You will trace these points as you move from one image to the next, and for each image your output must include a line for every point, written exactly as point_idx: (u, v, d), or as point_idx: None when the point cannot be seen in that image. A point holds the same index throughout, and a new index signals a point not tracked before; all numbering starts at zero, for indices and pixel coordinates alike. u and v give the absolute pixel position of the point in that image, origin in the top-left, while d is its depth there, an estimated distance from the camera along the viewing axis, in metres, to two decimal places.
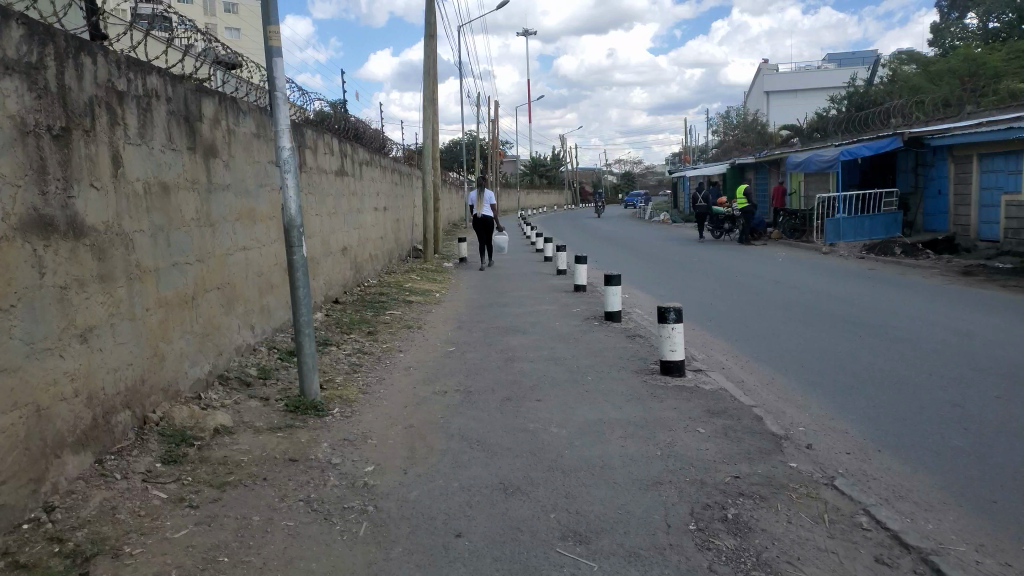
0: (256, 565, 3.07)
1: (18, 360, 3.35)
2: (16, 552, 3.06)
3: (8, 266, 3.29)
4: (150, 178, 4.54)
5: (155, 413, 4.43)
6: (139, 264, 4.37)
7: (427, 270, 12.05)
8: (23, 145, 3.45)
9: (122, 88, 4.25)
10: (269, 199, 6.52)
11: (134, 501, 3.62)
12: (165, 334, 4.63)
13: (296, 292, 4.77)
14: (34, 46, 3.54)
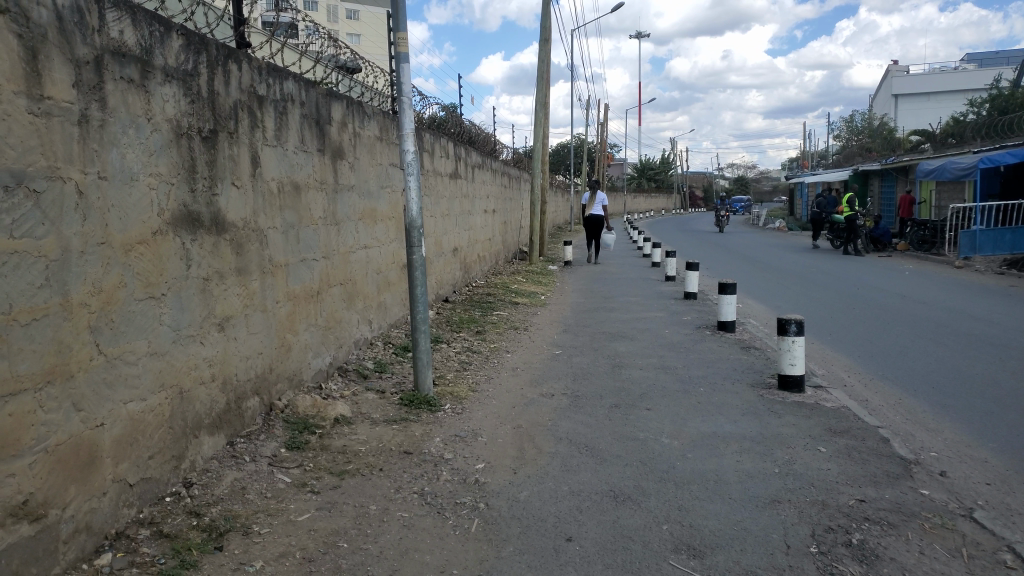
0: (372, 552, 3.20)
1: (167, 345, 3.64)
2: (160, 523, 3.38)
3: (161, 259, 3.61)
4: (284, 178, 4.79)
5: (280, 401, 4.68)
6: (272, 260, 4.63)
7: (535, 270, 12.65)
8: (178, 146, 3.75)
9: (262, 93, 4.52)
10: (390, 200, 6.75)
11: (261, 482, 3.85)
12: (293, 325, 4.89)
13: (413, 290, 4.92)
14: (190, 55, 3.84)
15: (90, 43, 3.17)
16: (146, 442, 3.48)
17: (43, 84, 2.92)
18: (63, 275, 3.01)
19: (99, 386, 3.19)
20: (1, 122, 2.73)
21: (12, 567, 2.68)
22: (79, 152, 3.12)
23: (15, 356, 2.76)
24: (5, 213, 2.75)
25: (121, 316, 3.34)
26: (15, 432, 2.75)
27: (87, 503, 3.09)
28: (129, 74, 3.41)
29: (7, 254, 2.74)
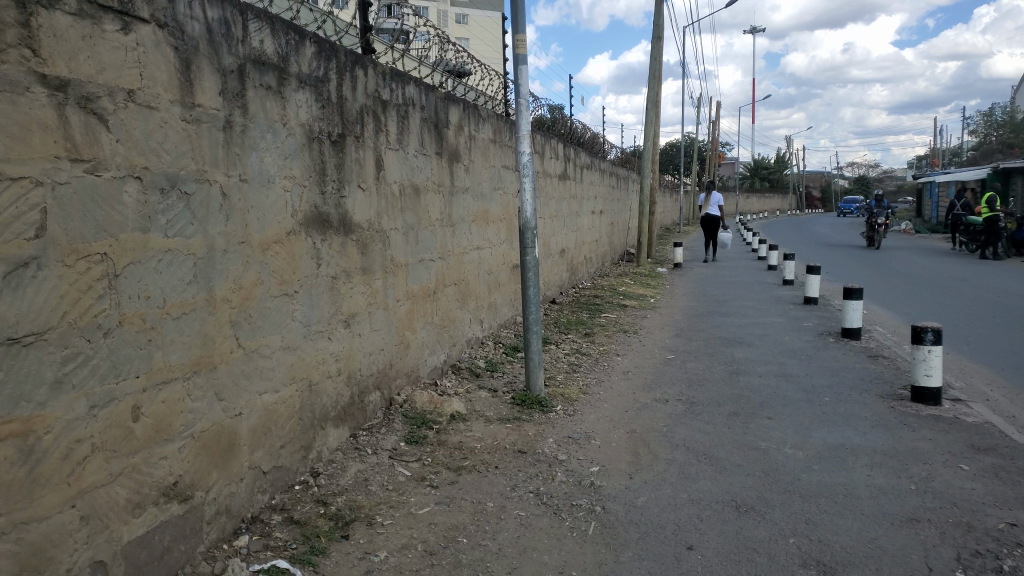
0: (491, 549, 3.25)
1: (297, 340, 3.83)
2: (291, 509, 3.58)
3: (294, 257, 3.81)
4: (405, 181, 4.93)
5: (399, 396, 4.82)
6: (393, 260, 4.78)
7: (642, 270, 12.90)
8: (310, 150, 3.92)
9: (386, 98, 4.66)
10: (502, 201, 6.83)
11: (383, 474, 3.97)
12: (411, 323, 5.02)
13: (526, 291, 4.95)
14: (321, 62, 4.01)
15: (234, 53, 3.38)
16: (279, 432, 3.68)
17: (194, 92, 3.15)
18: (209, 272, 3.25)
19: (238, 377, 3.42)
20: (158, 130, 2.98)
21: (164, 543, 3.00)
22: (224, 156, 3.34)
23: (168, 346, 3.04)
24: (161, 214, 3.00)
25: (258, 312, 3.57)
26: (166, 418, 3.04)
27: (226, 487, 3.34)
28: (267, 81, 3.60)
29: (162, 252, 3.01)
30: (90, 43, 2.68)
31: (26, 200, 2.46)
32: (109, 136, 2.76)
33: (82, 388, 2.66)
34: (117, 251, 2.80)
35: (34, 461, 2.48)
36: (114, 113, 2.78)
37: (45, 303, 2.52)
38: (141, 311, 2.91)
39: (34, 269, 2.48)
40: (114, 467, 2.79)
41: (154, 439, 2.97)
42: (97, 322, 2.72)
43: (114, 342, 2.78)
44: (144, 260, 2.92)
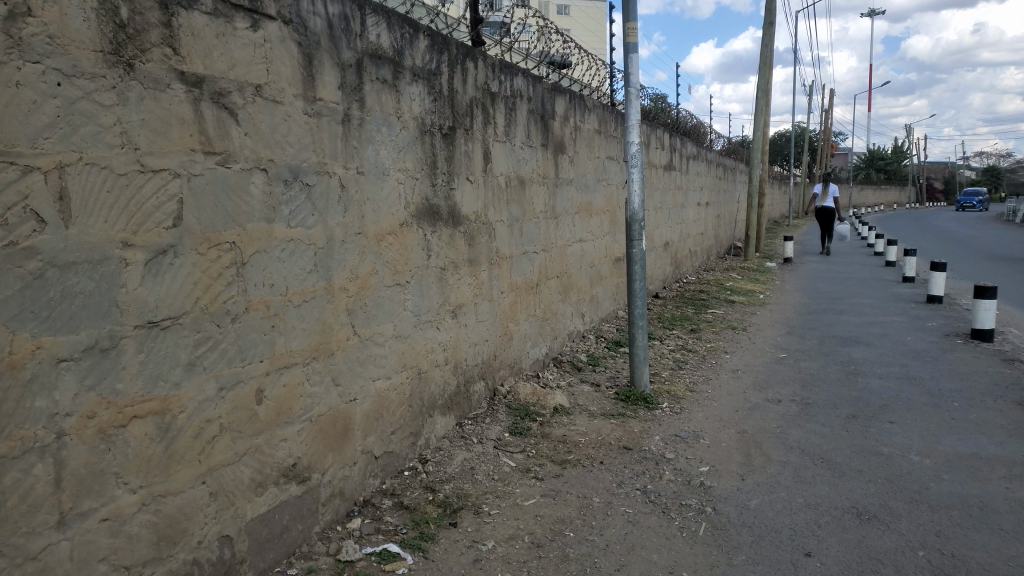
0: (598, 545, 3.23)
1: (408, 328, 3.92)
2: (401, 495, 3.68)
3: (406, 248, 3.90)
4: (512, 173, 4.94)
5: (503, 386, 4.85)
6: (499, 252, 4.80)
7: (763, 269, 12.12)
8: (422, 143, 3.99)
9: (495, 90, 4.68)
10: (606, 193, 6.75)
11: (489, 464, 4.01)
12: (515, 315, 5.04)
13: (632, 284, 4.86)
14: (434, 55, 4.06)
15: (353, 47, 3.47)
16: (390, 418, 3.79)
17: (315, 87, 3.27)
18: (327, 261, 3.39)
19: (353, 364, 3.55)
20: (282, 123, 3.13)
21: (284, 522, 3.16)
22: (342, 149, 3.45)
23: (289, 332, 3.20)
24: (284, 205, 3.16)
25: (373, 301, 3.69)
26: (287, 402, 3.20)
27: (340, 471, 3.47)
28: (383, 75, 3.68)
29: (285, 242, 3.17)
30: (223, 41, 2.85)
31: (166, 192, 2.67)
32: (239, 130, 2.93)
33: (212, 371, 2.85)
34: (245, 240, 2.98)
35: (170, 438, 2.71)
36: (243, 108, 2.95)
37: (180, 289, 2.72)
38: (265, 298, 3.08)
39: (172, 257, 2.69)
40: (240, 447, 2.98)
41: (276, 421, 3.14)
42: (226, 307, 2.91)
43: (241, 327, 2.97)
44: (268, 249, 3.09)
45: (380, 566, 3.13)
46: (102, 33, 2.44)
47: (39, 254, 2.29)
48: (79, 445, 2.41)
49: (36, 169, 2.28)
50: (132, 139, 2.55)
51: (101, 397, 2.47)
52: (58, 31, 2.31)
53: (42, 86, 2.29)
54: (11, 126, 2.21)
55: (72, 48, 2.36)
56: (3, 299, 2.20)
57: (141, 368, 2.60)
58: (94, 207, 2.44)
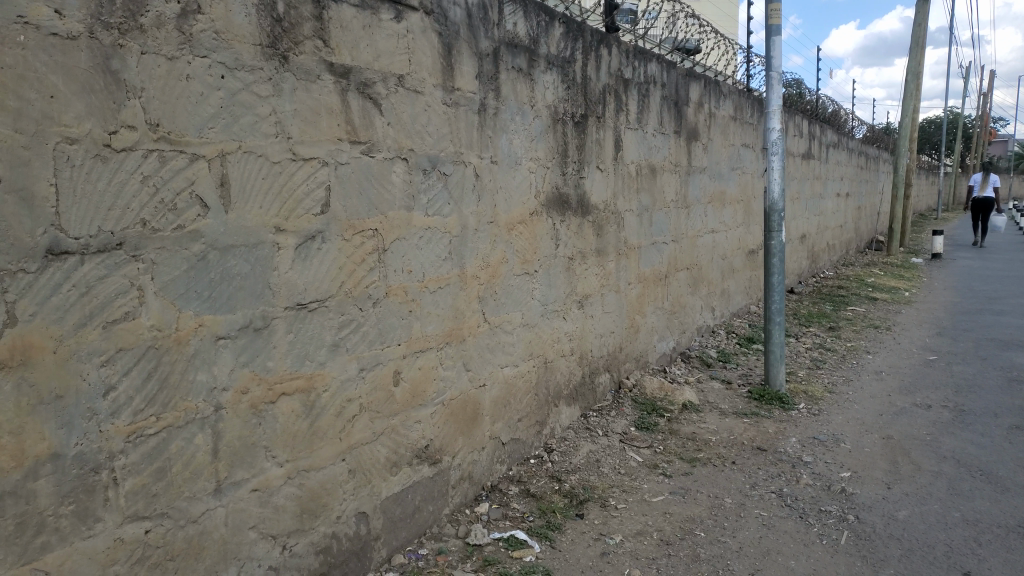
0: (731, 546, 3.12)
1: (536, 318, 3.93)
2: (528, 482, 3.70)
3: (536, 238, 3.90)
4: (643, 161, 4.84)
5: (629, 379, 4.78)
6: (627, 242, 4.72)
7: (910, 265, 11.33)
8: (554, 131, 3.97)
9: (629, 77, 4.59)
10: (739, 182, 6.50)
11: (615, 458, 3.97)
12: (642, 307, 4.94)
13: (769, 278, 4.69)
14: (569, 43, 4.03)
15: (490, 36, 3.49)
16: (517, 406, 3.82)
17: (454, 76, 3.32)
18: (461, 249, 3.45)
19: (483, 350, 3.60)
20: (423, 113, 3.19)
21: (416, 502, 3.25)
22: (478, 138, 3.49)
23: (425, 318, 3.28)
24: (422, 192, 3.23)
25: (503, 289, 3.71)
26: (421, 384, 3.28)
27: (470, 455, 3.53)
28: (519, 64, 3.68)
29: (423, 230, 3.24)
30: (368, 33, 2.94)
31: (315, 179, 2.79)
32: (382, 120, 3.02)
33: (354, 352, 2.97)
34: (385, 228, 3.08)
35: (314, 416, 2.84)
36: (387, 98, 3.03)
37: (327, 273, 2.85)
38: (404, 284, 3.17)
39: (319, 242, 2.82)
40: (378, 426, 3.08)
41: (411, 404, 3.22)
42: (368, 292, 3.02)
43: (381, 311, 3.07)
44: (407, 236, 3.18)
45: (507, 552, 3.16)
46: (261, 27, 2.57)
47: (203, 237, 2.45)
48: (234, 418, 2.57)
49: (202, 157, 2.44)
50: (286, 128, 2.68)
51: (254, 373, 2.62)
52: (223, 26, 2.46)
53: (208, 78, 2.44)
54: (181, 117, 2.37)
55: (235, 42, 2.50)
56: (171, 279, 2.37)
57: (290, 347, 2.74)
58: (251, 194, 2.58)
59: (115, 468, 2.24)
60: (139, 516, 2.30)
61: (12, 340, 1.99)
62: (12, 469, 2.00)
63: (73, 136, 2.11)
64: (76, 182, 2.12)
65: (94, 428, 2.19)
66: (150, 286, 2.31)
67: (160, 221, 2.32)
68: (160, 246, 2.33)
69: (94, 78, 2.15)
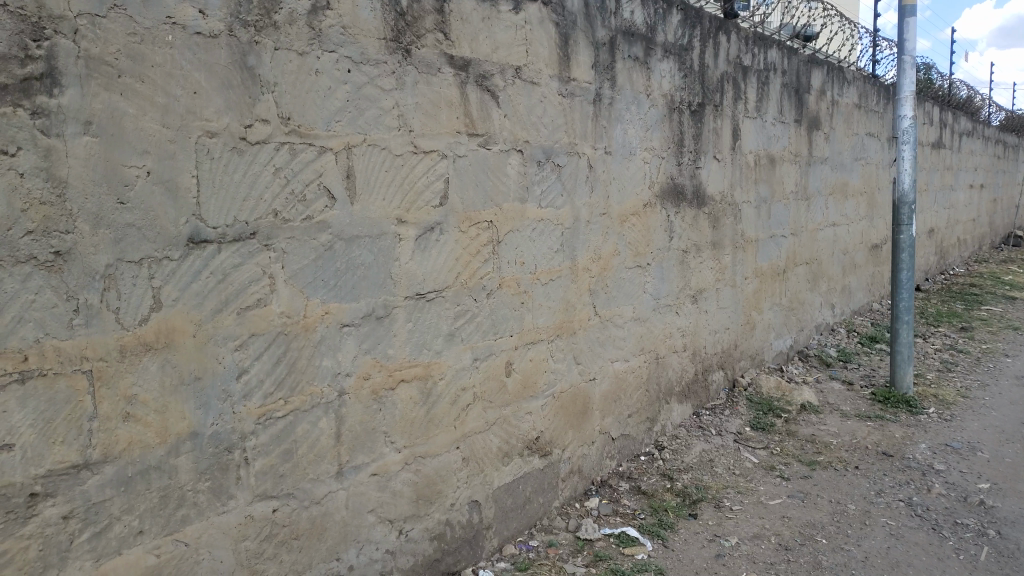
0: (856, 555, 2.97)
1: (648, 312, 3.85)
2: (638, 479, 3.64)
3: (649, 230, 3.82)
4: (762, 150, 4.66)
5: (743, 377, 4.62)
6: (744, 234, 4.56)
7: None
8: (670, 120, 3.87)
9: (748, 64, 4.43)
10: (863, 173, 6.17)
11: (729, 458, 3.86)
12: (758, 303, 4.77)
13: (897, 274, 4.50)
14: (686, 30, 3.92)
15: (607, 25, 3.44)
16: (627, 401, 3.76)
17: (570, 67, 3.29)
18: (574, 241, 3.42)
19: (595, 344, 3.56)
20: (539, 104, 3.18)
21: (526, 493, 3.25)
22: (592, 128, 3.45)
23: (537, 310, 3.27)
24: (537, 184, 3.22)
25: (615, 281, 3.65)
26: (533, 376, 3.27)
27: (580, 448, 3.51)
28: (635, 52, 3.61)
29: (536, 222, 3.23)
30: (487, 24, 2.95)
31: (434, 171, 2.83)
32: (499, 111, 3.03)
33: (468, 342, 2.99)
34: (500, 219, 3.09)
35: (431, 403, 2.88)
36: (504, 89, 3.04)
37: (444, 264, 2.89)
38: (517, 276, 3.17)
39: (438, 234, 2.86)
40: (490, 416, 3.10)
41: (522, 395, 3.23)
42: (482, 283, 3.03)
43: (494, 302, 3.09)
44: (521, 228, 3.17)
45: (618, 548, 3.12)
46: (386, 22, 2.62)
47: (330, 228, 2.52)
48: (356, 404, 2.64)
49: (329, 150, 2.51)
50: (407, 121, 2.73)
51: (376, 360, 2.69)
52: (350, 21, 2.52)
53: (336, 73, 2.50)
54: (310, 111, 2.45)
55: (361, 37, 2.56)
56: (300, 267, 2.45)
57: (409, 336, 2.79)
58: (375, 185, 2.64)
59: (247, 449, 2.34)
60: (267, 495, 2.40)
61: (158, 323, 2.10)
62: (156, 445, 2.12)
63: (213, 130, 2.20)
64: (215, 174, 2.22)
65: (229, 409, 2.29)
66: (280, 275, 2.40)
67: (290, 212, 2.41)
68: (290, 236, 2.41)
69: (232, 74, 2.24)
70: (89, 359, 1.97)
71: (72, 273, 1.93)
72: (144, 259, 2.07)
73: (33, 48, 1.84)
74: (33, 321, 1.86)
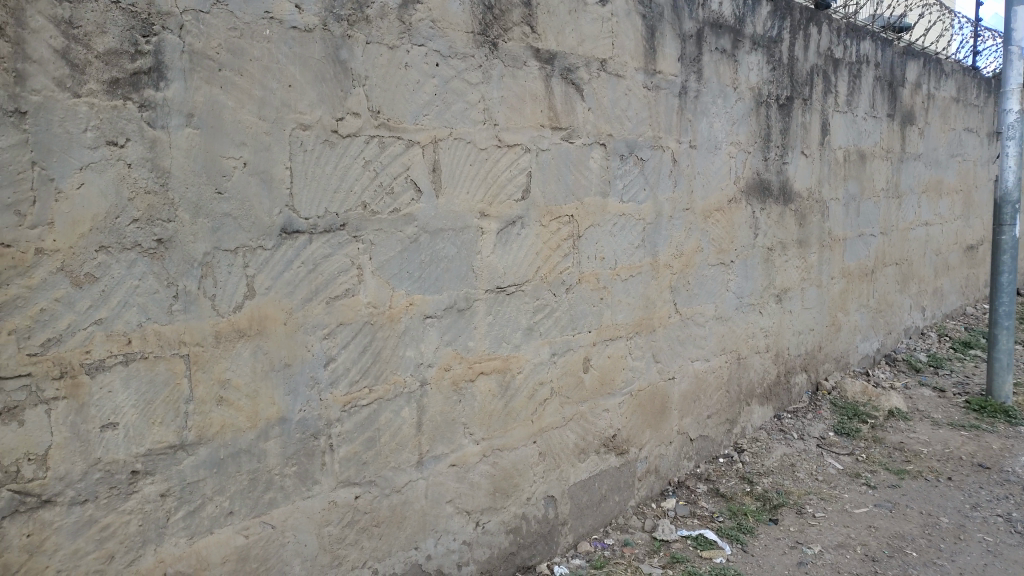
0: (950, 571, 2.86)
1: (730, 311, 3.77)
2: (716, 481, 3.57)
3: (733, 226, 3.73)
4: (852, 146, 4.49)
5: (827, 381, 4.49)
6: (831, 232, 4.41)
7: None
8: (757, 114, 3.77)
9: (839, 56, 4.27)
10: (959, 171, 5.89)
11: (812, 464, 3.76)
12: (844, 304, 4.61)
13: (997, 277, 4.31)
14: (776, 21, 3.81)
15: (694, 17, 3.37)
16: (707, 401, 3.69)
17: (656, 59, 3.23)
18: (655, 237, 3.36)
19: (674, 342, 3.50)
20: (624, 97, 3.14)
21: (602, 491, 3.22)
22: (677, 122, 3.38)
23: (616, 306, 3.23)
24: (619, 178, 3.18)
25: (697, 279, 3.58)
26: (611, 373, 3.24)
27: (657, 448, 3.46)
28: (722, 45, 3.53)
29: (617, 217, 3.19)
30: (574, 17, 2.92)
31: (517, 165, 2.82)
32: (583, 105, 3.00)
33: (547, 337, 2.98)
34: (581, 214, 3.06)
35: (509, 397, 2.88)
36: (589, 82, 3.01)
37: (525, 258, 2.88)
38: (596, 271, 3.14)
39: (519, 227, 2.85)
40: (568, 412, 3.08)
41: (600, 391, 3.20)
42: (562, 278, 3.02)
43: (574, 298, 3.06)
44: (602, 223, 3.14)
45: (696, 551, 3.07)
46: (474, 15, 2.62)
47: (415, 220, 2.54)
48: (437, 394, 2.66)
49: (416, 143, 2.52)
50: (493, 115, 2.73)
51: (456, 352, 2.70)
52: (439, 15, 2.53)
53: (425, 66, 2.52)
54: (399, 105, 2.47)
55: (449, 30, 2.57)
56: (387, 259, 2.48)
57: (488, 329, 2.79)
58: (460, 178, 2.65)
59: (332, 435, 2.38)
60: (350, 482, 2.44)
61: (251, 310, 2.16)
62: (247, 429, 2.18)
63: (306, 123, 2.25)
64: (307, 166, 2.26)
65: (316, 396, 2.34)
66: (367, 266, 2.43)
67: (379, 204, 2.44)
68: (378, 228, 2.44)
69: (325, 67, 2.28)
70: (187, 344, 2.03)
71: (172, 260, 2.00)
72: (239, 248, 2.13)
73: (143, 43, 1.90)
74: (136, 305, 1.94)
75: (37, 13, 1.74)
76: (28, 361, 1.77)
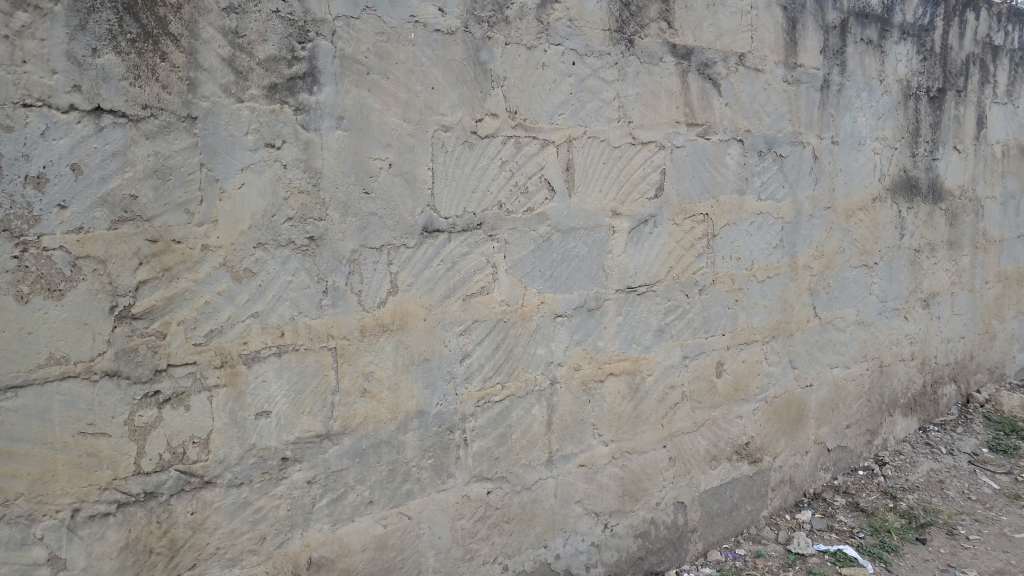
0: None
1: (873, 316, 3.57)
2: (856, 494, 3.40)
3: (877, 226, 3.53)
4: (1011, 140, 4.17)
5: (979, 393, 4.21)
6: (986, 233, 4.10)
7: None
8: (904, 108, 3.56)
9: (998, 43, 3.97)
10: None
11: (963, 482, 3.55)
12: (1000, 310, 4.28)
13: None
14: (928, 8, 3.58)
15: (839, 7, 3.22)
16: (847, 411, 3.51)
17: (797, 52, 3.10)
18: (793, 238, 3.23)
19: (813, 347, 3.35)
20: (762, 91, 3.03)
21: (733, 498, 3.13)
22: (818, 117, 3.24)
23: (751, 308, 3.12)
24: (756, 175, 3.08)
25: (837, 281, 3.41)
26: (745, 378, 3.14)
27: (792, 457, 3.32)
28: (869, 36, 3.35)
29: (754, 215, 3.09)
30: (712, 11, 2.85)
31: (651, 163, 2.78)
32: (720, 100, 2.92)
33: (678, 339, 2.92)
34: (717, 212, 2.98)
35: (639, 399, 2.84)
36: (726, 78, 2.92)
37: (658, 259, 2.84)
38: (731, 272, 3.05)
39: (651, 226, 2.81)
40: (699, 416, 3.01)
41: (733, 397, 3.10)
42: (695, 278, 2.94)
43: (707, 298, 2.99)
44: (737, 222, 3.04)
45: (835, 567, 2.95)
46: (611, 12, 2.60)
47: (550, 219, 2.55)
48: (568, 394, 2.65)
49: (553, 143, 2.53)
50: (628, 113, 2.70)
51: (586, 351, 2.69)
52: (577, 14, 2.53)
53: (562, 65, 2.52)
54: (536, 105, 2.48)
55: (587, 29, 2.56)
56: (521, 258, 2.50)
57: (620, 329, 2.76)
58: (594, 177, 2.64)
59: (467, 430, 2.42)
60: (483, 477, 2.47)
61: (394, 306, 2.23)
62: (388, 421, 2.25)
63: (448, 124, 2.30)
64: (449, 166, 2.31)
65: (452, 390, 2.38)
66: (503, 264, 2.45)
67: (514, 203, 2.46)
68: (513, 227, 2.46)
69: (466, 69, 2.32)
70: (334, 337, 2.12)
71: (323, 257, 2.08)
72: (384, 246, 2.19)
73: (299, 49, 2.00)
74: (289, 299, 2.03)
75: (208, 25, 1.85)
76: (193, 351, 1.89)
